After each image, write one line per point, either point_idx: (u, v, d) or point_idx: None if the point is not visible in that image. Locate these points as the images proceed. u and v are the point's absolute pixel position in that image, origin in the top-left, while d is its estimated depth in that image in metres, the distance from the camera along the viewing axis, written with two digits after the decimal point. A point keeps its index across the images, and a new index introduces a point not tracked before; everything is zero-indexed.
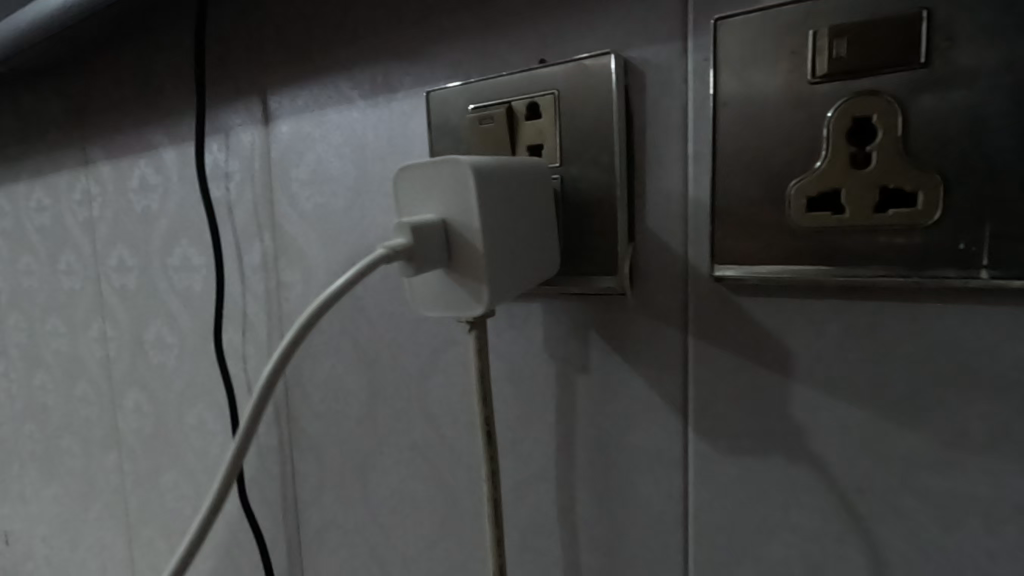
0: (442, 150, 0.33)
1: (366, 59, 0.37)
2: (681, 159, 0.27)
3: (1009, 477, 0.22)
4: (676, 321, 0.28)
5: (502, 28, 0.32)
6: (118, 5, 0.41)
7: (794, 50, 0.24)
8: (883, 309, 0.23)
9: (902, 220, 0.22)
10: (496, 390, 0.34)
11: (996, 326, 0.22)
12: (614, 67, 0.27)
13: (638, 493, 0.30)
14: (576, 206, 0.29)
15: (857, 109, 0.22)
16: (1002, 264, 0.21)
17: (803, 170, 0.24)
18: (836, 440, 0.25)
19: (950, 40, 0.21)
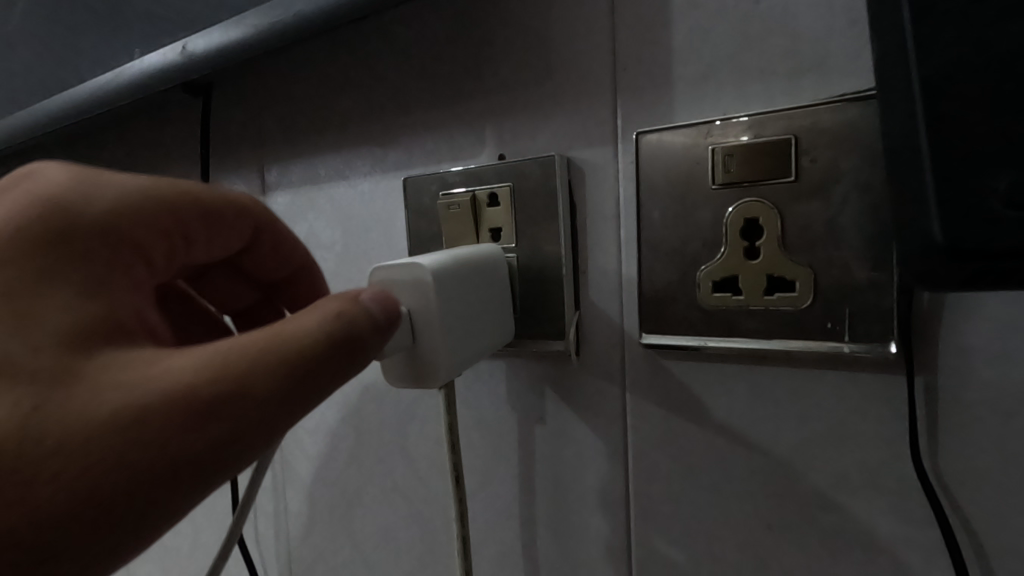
0: (417, 227, 0.38)
1: (350, 143, 0.42)
2: (615, 242, 0.32)
3: (881, 514, 0.27)
4: (616, 379, 0.33)
5: (467, 124, 0.37)
6: (138, 102, 0.47)
7: (699, 161, 0.29)
8: (776, 372, 0.28)
9: (784, 302, 0.27)
10: (466, 437, 0.38)
11: (863, 389, 0.26)
12: (558, 165, 0.33)
13: (590, 528, 0.34)
14: (531, 281, 0.34)
15: (747, 211, 0.28)
16: (859, 340, 0.26)
17: (709, 258, 0.29)
18: (747, 483, 0.30)
19: (813, 161, 0.26)
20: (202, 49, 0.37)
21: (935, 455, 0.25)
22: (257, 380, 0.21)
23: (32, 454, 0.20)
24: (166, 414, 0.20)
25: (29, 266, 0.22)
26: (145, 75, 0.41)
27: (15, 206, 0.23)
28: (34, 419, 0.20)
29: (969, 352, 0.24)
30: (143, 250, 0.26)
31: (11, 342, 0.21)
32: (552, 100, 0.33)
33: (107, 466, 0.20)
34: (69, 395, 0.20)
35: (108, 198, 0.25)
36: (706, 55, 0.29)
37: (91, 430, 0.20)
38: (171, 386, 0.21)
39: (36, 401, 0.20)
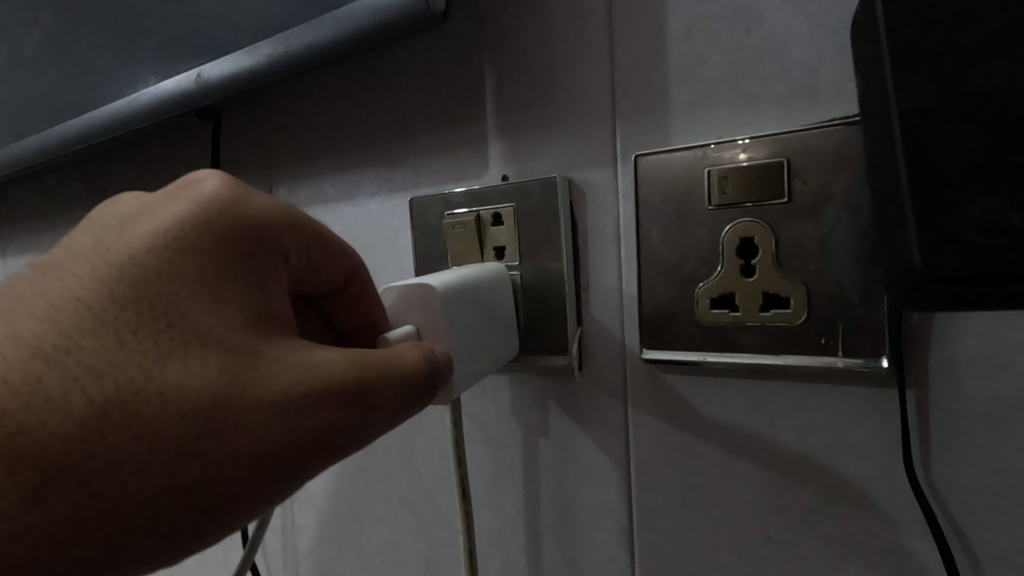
0: (422, 246, 0.39)
1: (357, 164, 0.43)
2: (616, 261, 0.33)
3: (877, 524, 0.28)
4: (618, 394, 0.34)
5: (471, 146, 0.38)
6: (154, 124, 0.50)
7: (695, 183, 0.30)
8: (773, 386, 0.29)
9: (779, 319, 0.28)
10: (472, 450, 0.39)
11: (857, 402, 0.27)
12: (560, 186, 0.34)
13: (593, 539, 0.35)
14: (534, 298, 0.35)
15: (743, 231, 0.29)
16: (852, 355, 0.27)
17: (707, 276, 0.30)
18: (746, 494, 0.30)
19: (805, 183, 0.27)
20: (218, 76, 0.40)
21: (927, 467, 0.26)
22: (383, 387, 0.23)
23: (208, 425, 0.20)
24: (321, 401, 0.21)
25: (216, 247, 0.23)
26: (168, 98, 0.45)
27: (199, 194, 0.24)
28: (213, 394, 0.21)
29: (957, 367, 0.25)
30: (297, 260, 0.25)
31: (200, 315, 0.21)
32: (554, 123, 0.35)
33: (263, 443, 0.21)
34: (248, 372, 0.21)
35: (280, 204, 0.25)
36: (701, 81, 0.30)
37: (261, 407, 0.21)
38: (320, 372, 0.22)
39: (223, 372, 0.21)
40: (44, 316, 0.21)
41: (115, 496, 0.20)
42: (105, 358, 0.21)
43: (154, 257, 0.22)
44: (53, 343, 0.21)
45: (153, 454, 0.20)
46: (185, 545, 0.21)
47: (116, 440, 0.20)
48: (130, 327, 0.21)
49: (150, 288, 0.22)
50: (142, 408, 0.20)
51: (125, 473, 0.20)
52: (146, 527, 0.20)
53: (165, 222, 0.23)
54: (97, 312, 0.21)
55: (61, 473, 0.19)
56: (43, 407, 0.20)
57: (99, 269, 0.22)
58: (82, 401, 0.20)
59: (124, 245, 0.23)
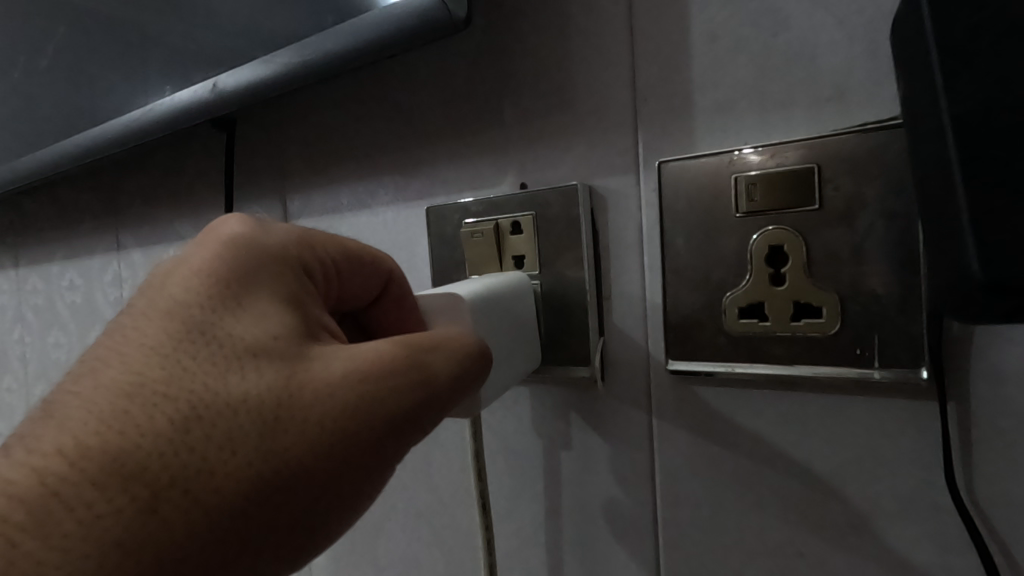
0: (439, 255, 0.39)
1: (371, 173, 0.43)
2: (639, 269, 0.33)
3: (915, 540, 0.27)
4: (642, 405, 0.33)
5: (488, 153, 0.37)
6: (167, 136, 0.49)
7: (722, 190, 0.29)
8: (806, 397, 0.28)
9: (811, 329, 0.27)
10: (491, 463, 0.38)
11: (894, 414, 0.27)
12: (582, 194, 0.33)
13: (617, 554, 0.34)
14: (556, 308, 0.34)
15: (773, 238, 0.28)
16: (889, 365, 0.26)
17: (735, 285, 0.29)
18: (778, 509, 0.30)
19: (837, 190, 0.26)
20: (233, 85, 0.40)
21: (969, 482, 0.25)
22: (438, 365, 0.23)
23: (282, 420, 0.20)
24: (388, 382, 0.21)
25: (255, 268, 0.23)
26: (184, 109, 0.44)
27: (223, 234, 0.23)
28: (275, 397, 0.20)
29: (1000, 378, 0.24)
30: (324, 275, 0.25)
31: (249, 330, 0.21)
32: (574, 130, 0.34)
33: (339, 432, 0.20)
34: (305, 371, 0.21)
35: (297, 226, 0.25)
36: (727, 87, 0.30)
37: (329, 396, 0.21)
38: (378, 357, 0.22)
39: (280, 374, 0.20)
40: (118, 363, 0.21)
41: (214, 508, 0.19)
42: (176, 382, 0.20)
43: (202, 286, 0.22)
44: (130, 382, 0.20)
45: (237, 459, 0.19)
46: (296, 544, 0.20)
47: (200, 455, 0.19)
48: (189, 355, 0.21)
49: (204, 311, 0.22)
50: (216, 419, 0.20)
51: (219, 480, 0.19)
52: (257, 529, 0.19)
53: (203, 258, 0.23)
54: (161, 347, 0.21)
55: (161, 490, 0.18)
56: (133, 434, 0.19)
57: (153, 315, 0.22)
58: (163, 423, 0.19)
59: (165, 290, 0.22)
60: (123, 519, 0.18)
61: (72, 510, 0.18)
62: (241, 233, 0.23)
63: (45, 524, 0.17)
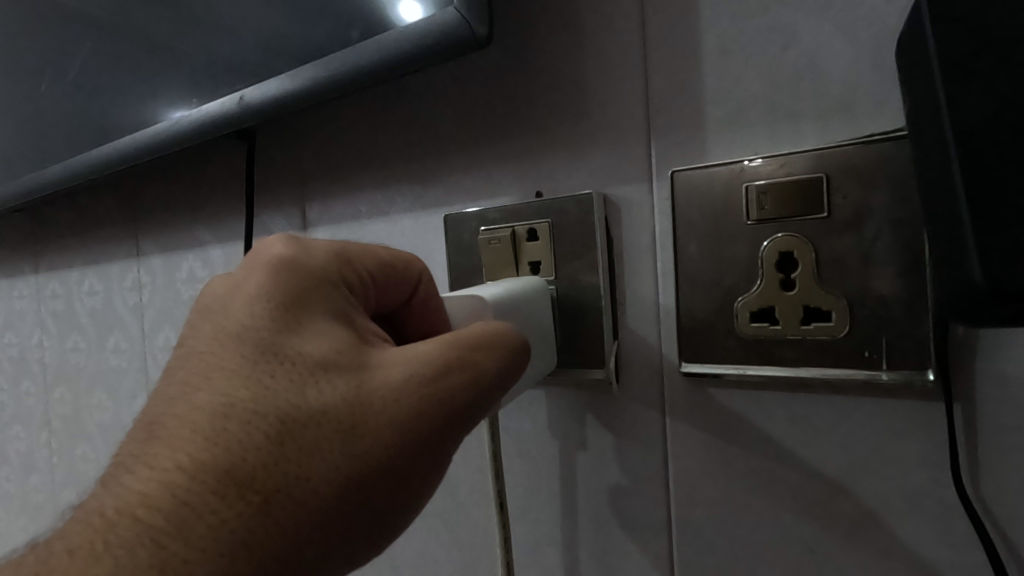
0: (456, 261, 0.40)
1: (390, 181, 0.44)
2: (653, 275, 0.34)
3: (924, 536, 0.28)
4: (656, 407, 0.34)
5: (505, 162, 0.38)
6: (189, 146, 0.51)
7: (733, 199, 0.30)
8: (816, 399, 0.29)
9: (821, 332, 0.28)
10: (508, 464, 0.40)
11: (902, 414, 0.28)
12: (597, 202, 0.34)
13: (632, 552, 0.35)
14: (571, 313, 0.35)
15: (783, 245, 0.29)
16: (896, 367, 0.27)
17: (746, 290, 0.30)
18: (790, 507, 0.30)
19: (845, 198, 0.28)
20: (260, 98, 0.41)
21: (976, 480, 0.26)
22: (490, 359, 0.24)
23: (361, 423, 0.21)
24: (451, 381, 0.23)
25: (311, 289, 0.24)
26: (208, 120, 0.45)
27: (274, 259, 0.25)
28: (351, 406, 0.22)
29: (1006, 380, 0.25)
30: (363, 288, 0.26)
31: (316, 347, 0.22)
32: (588, 140, 0.35)
33: (411, 429, 0.22)
34: (373, 378, 0.22)
35: (335, 243, 0.26)
36: (738, 99, 0.31)
37: (399, 398, 0.22)
38: (437, 361, 0.23)
39: (350, 384, 0.22)
40: (206, 386, 0.22)
41: (316, 507, 0.20)
42: (261, 399, 0.21)
43: (267, 310, 0.23)
44: (220, 403, 0.21)
45: (326, 464, 0.21)
46: (391, 528, 0.22)
47: (295, 463, 0.21)
48: (266, 373, 0.22)
49: (273, 330, 0.23)
50: (303, 429, 0.21)
51: (316, 483, 0.21)
52: (355, 521, 0.21)
53: (260, 283, 0.24)
54: (241, 368, 0.22)
55: (270, 496, 0.20)
56: (236, 448, 0.20)
57: (225, 339, 0.23)
58: (260, 437, 0.21)
59: (232, 315, 0.24)
60: (244, 522, 0.20)
61: (201, 516, 0.19)
62: (291, 258, 0.25)
63: (181, 529, 0.19)
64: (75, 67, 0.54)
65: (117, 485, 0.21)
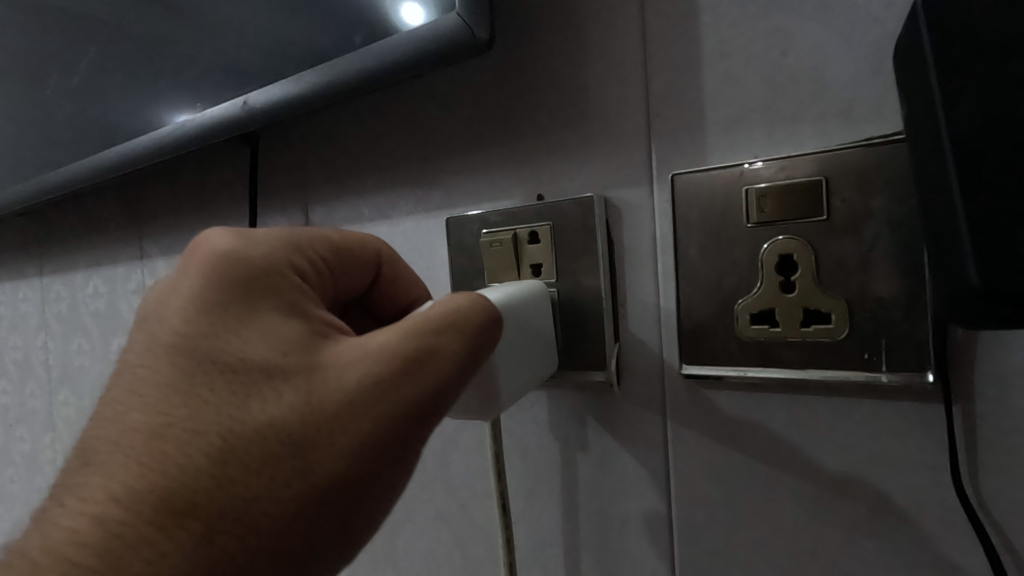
0: (459, 264, 0.40)
1: (393, 185, 0.44)
2: (654, 277, 0.34)
3: (924, 538, 0.28)
4: (657, 409, 0.34)
5: (506, 165, 0.39)
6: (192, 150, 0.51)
7: (733, 202, 0.30)
8: (816, 400, 0.30)
9: (821, 334, 0.28)
10: (510, 465, 0.40)
11: (902, 416, 0.28)
12: (598, 204, 0.34)
13: (634, 553, 0.35)
14: (573, 315, 0.35)
15: (782, 248, 0.29)
16: (896, 369, 0.27)
17: (747, 292, 0.30)
18: (790, 508, 0.31)
19: (845, 201, 0.28)
20: (264, 103, 0.41)
21: (975, 481, 0.26)
22: (448, 346, 0.24)
23: (315, 429, 0.22)
24: (399, 383, 0.23)
25: (253, 291, 0.24)
26: (211, 124, 0.45)
27: (206, 260, 0.24)
28: (298, 415, 0.22)
29: (1005, 382, 0.25)
30: (315, 271, 0.27)
31: (259, 352, 0.23)
32: (590, 144, 0.36)
33: (365, 432, 0.22)
34: (320, 382, 0.23)
35: (278, 232, 0.26)
36: (737, 103, 0.31)
37: (346, 404, 0.22)
38: (399, 346, 0.23)
39: (296, 394, 0.22)
40: (140, 405, 0.22)
41: (275, 519, 0.21)
42: (200, 417, 0.22)
43: (219, 310, 0.24)
44: (158, 423, 0.22)
45: (287, 469, 0.21)
46: (367, 519, 0.23)
47: (240, 480, 0.21)
48: (207, 389, 0.22)
49: (213, 340, 0.23)
50: (247, 444, 0.21)
51: (264, 501, 0.21)
52: (311, 530, 0.21)
53: (196, 290, 0.24)
54: (179, 382, 0.22)
55: (214, 520, 0.20)
56: (173, 470, 0.21)
57: (162, 352, 0.23)
58: (200, 456, 0.21)
59: (166, 324, 0.24)
60: (185, 550, 0.20)
61: (138, 549, 0.20)
62: (228, 257, 0.24)
63: (118, 562, 0.20)
64: (81, 71, 0.54)
65: (49, 523, 0.21)
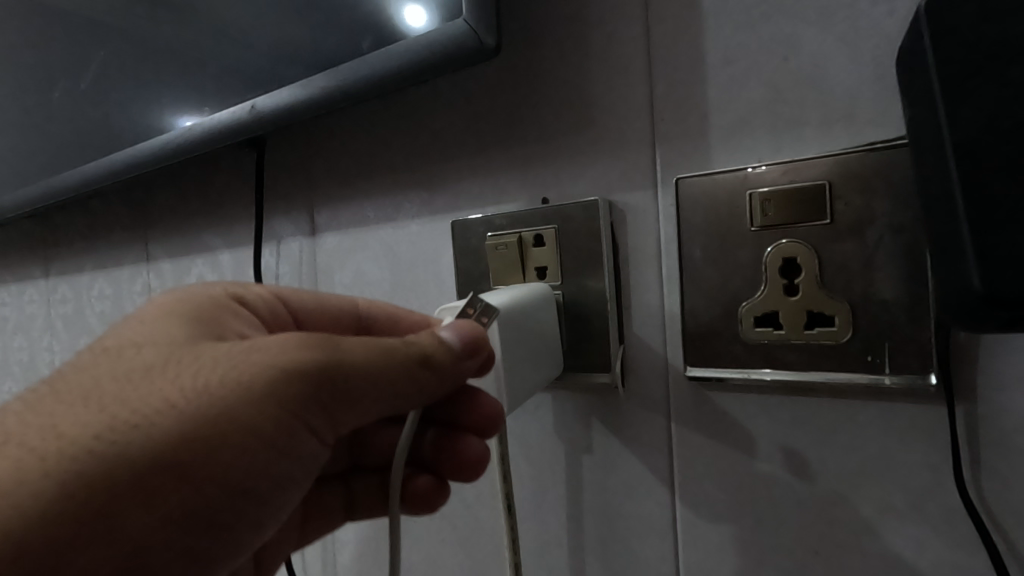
0: (464, 267, 0.41)
1: (398, 187, 0.45)
2: (658, 280, 0.34)
3: (928, 538, 0.28)
4: (661, 410, 0.34)
5: (511, 169, 0.39)
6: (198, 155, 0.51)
7: (737, 205, 0.31)
8: (820, 402, 0.30)
9: (824, 337, 0.29)
10: (515, 466, 0.40)
11: (906, 418, 0.28)
12: (603, 208, 0.35)
13: (638, 553, 0.36)
14: (578, 317, 0.36)
15: (786, 251, 0.29)
16: (899, 372, 0.27)
17: (750, 295, 0.31)
18: (794, 508, 0.31)
19: (847, 205, 0.28)
20: (271, 107, 0.41)
21: (978, 483, 0.27)
22: (357, 351, 0.26)
23: (205, 388, 0.24)
24: (289, 358, 0.25)
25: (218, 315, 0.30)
26: (218, 129, 0.45)
27: (200, 292, 0.32)
28: (197, 373, 0.25)
29: (1007, 384, 0.26)
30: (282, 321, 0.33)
31: (197, 337, 0.27)
32: (594, 147, 0.36)
33: (245, 394, 0.25)
34: (227, 352, 0.26)
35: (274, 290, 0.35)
36: (740, 108, 0.31)
37: (239, 370, 0.25)
38: (306, 344, 0.25)
39: (203, 356, 0.26)
40: (100, 357, 0.27)
41: (137, 446, 0.23)
42: (129, 365, 0.26)
43: (197, 317, 0.29)
44: (101, 368, 0.26)
45: (163, 410, 0.24)
46: (228, 473, 0.25)
47: (126, 410, 0.24)
48: (146, 352, 0.27)
49: (171, 327, 0.28)
50: (150, 389, 0.25)
51: (133, 426, 0.24)
52: (168, 465, 0.24)
53: (180, 301, 0.31)
54: (131, 344, 0.27)
55: (91, 435, 0.24)
56: (89, 400, 0.25)
57: (135, 327, 0.29)
58: (111, 390, 0.25)
59: (148, 315, 0.30)
60: (61, 452, 0.23)
61: (37, 446, 0.24)
62: (214, 295, 0.32)
63: (24, 453, 0.23)
64: (88, 75, 0.55)
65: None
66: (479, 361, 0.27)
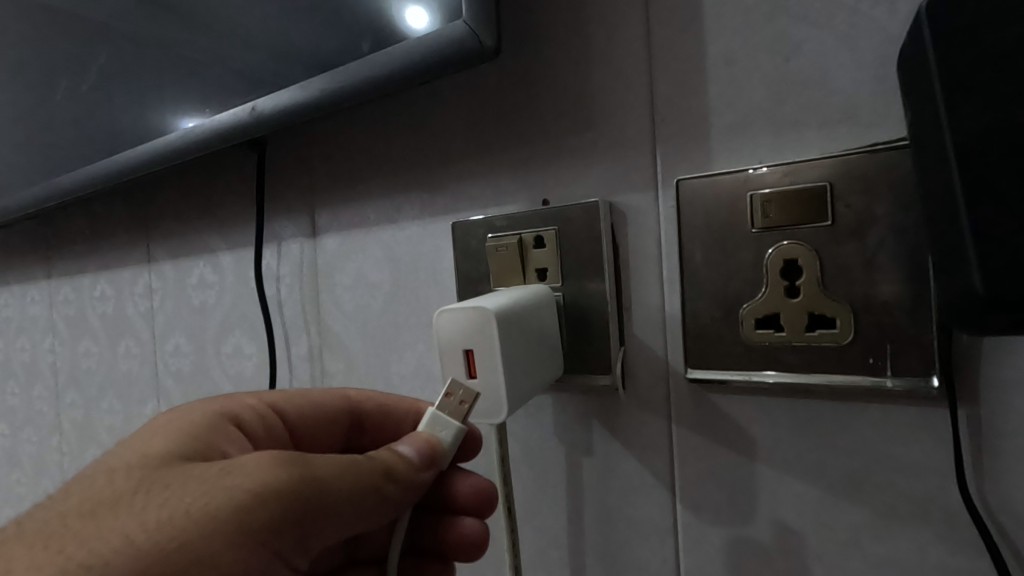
0: (464, 268, 0.40)
1: (398, 191, 0.45)
2: (659, 282, 0.34)
3: (930, 541, 0.28)
4: (662, 414, 0.34)
5: (511, 170, 0.39)
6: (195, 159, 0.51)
7: (738, 207, 0.30)
8: (821, 405, 0.30)
9: (825, 339, 0.29)
10: (515, 469, 0.40)
11: (909, 420, 0.28)
12: (603, 210, 0.35)
13: (638, 555, 0.36)
14: (578, 319, 0.36)
15: (787, 253, 0.29)
16: (901, 375, 0.27)
17: (751, 297, 0.30)
18: (796, 511, 0.31)
19: (848, 208, 0.28)
20: (271, 108, 0.41)
21: (980, 486, 0.26)
22: (331, 471, 0.27)
23: (188, 510, 0.25)
24: (267, 474, 0.26)
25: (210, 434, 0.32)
26: (218, 132, 0.45)
27: (198, 410, 0.35)
28: (181, 494, 0.26)
29: (1010, 387, 0.25)
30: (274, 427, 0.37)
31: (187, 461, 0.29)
32: (595, 149, 0.36)
33: (225, 513, 0.25)
34: (213, 473, 0.27)
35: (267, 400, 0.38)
36: (741, 110, 0.31)
37: (221, 488, 0.26)
38: (273, 462, 0.27)
39: (189, 479, 0.27)
40: (98, 478, 0.29)
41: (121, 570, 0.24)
42: (122, 491, 0.27)
43: (192, 437, 0.32)
44: (96, 492, 0.28)
45: (149, 532, 0.25)
46: None
47: (113, 536, 0.25)
48: (140, 474, 0.28)
49: (164, 448, 0.30)
50: (138, 510, 0.26)
51: (121, 548, 0.24)
52: None
53: (180, 419, 0.33)
54: (127, 467, 0.29)
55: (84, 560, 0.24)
56: (84, 523, 0.26)
57: (131, 449, 0.31)
58: (103, 516, 0.26)
59: (145, 436, 0.32)
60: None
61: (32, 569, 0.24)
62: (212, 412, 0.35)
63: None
64: (91, 77, 0.55)
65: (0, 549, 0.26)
66: (434, 472, 0.31)
